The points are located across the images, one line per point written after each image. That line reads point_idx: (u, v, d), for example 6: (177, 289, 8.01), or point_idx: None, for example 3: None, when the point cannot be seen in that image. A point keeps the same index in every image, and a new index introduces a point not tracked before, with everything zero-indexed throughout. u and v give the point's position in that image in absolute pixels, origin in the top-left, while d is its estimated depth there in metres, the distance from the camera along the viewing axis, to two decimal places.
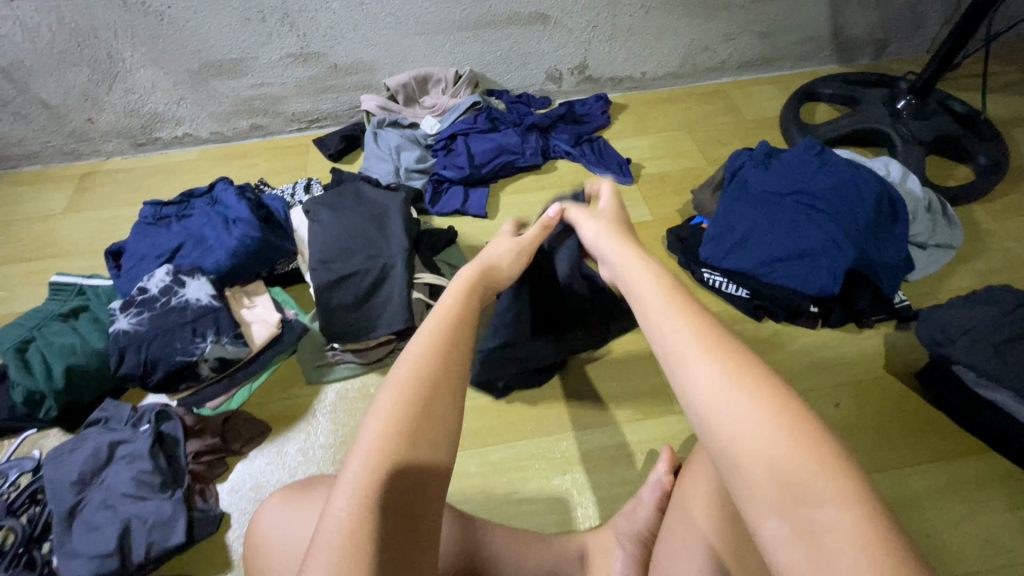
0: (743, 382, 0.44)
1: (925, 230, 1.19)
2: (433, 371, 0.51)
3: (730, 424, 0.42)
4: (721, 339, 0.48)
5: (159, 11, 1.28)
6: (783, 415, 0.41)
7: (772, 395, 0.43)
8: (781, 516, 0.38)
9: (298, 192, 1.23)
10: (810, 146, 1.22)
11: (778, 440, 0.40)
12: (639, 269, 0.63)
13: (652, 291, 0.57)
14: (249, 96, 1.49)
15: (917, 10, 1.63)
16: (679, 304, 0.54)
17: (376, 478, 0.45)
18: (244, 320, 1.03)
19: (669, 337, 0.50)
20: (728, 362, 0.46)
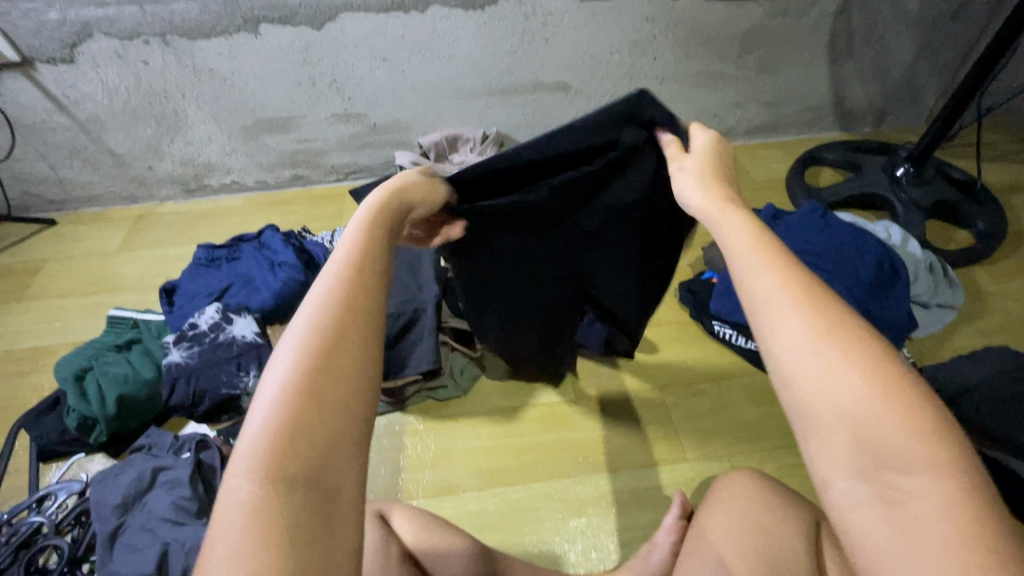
0: (837, 345, 0.42)
1: (926, 290, 1.25)
2: (334, 317, 0.44)
3: (818, 387, 0.42)
4: (815, 292, 0.46)
5: (223, 76, 1.43)
6: (881, 385, 0.40)
7: (865, 358, 0.42)
8: (856, 477, 0.40)
9: (336, 239, 1.34)
10: (814, 209, 1.31)
11: (870, 404, 0.40)
12: (727, 209, 0.54)
13: (740, 237, 0.51)
14: (294, 149, 1.63)
15: (914, 85, 1.75)
16: (770, 254, 0.49)
17: (276, 449, 0.38)
18: None
19: (755, 290, 0.47)
20: (824, 321, 0.44)
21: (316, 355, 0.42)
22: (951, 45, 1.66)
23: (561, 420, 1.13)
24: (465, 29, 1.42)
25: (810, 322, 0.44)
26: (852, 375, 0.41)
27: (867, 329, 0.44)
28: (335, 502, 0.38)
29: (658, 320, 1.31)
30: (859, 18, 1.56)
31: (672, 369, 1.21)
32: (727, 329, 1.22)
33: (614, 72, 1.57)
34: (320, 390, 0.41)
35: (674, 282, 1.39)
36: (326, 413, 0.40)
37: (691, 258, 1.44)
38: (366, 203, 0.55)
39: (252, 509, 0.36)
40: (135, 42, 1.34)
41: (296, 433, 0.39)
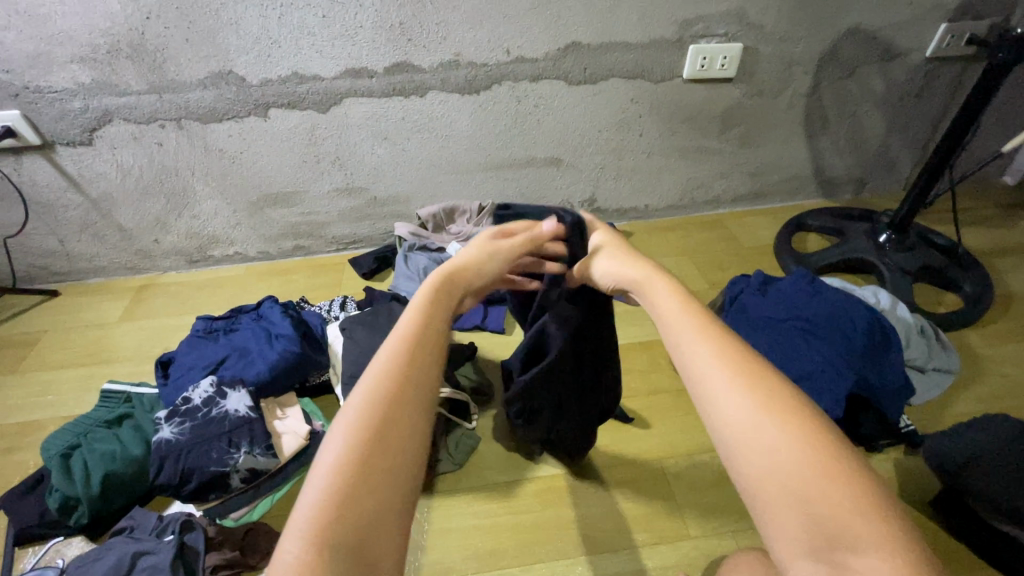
0: (771, 418, 0.46)
1: (921, 354, 1.26)
2: (392, 394, 0.49)
3: (755, 457, 0.44)
4: (750, 365, 0.50)
5: (232, 155, 1.51)
6: (820, 456, 0.43)
7: (799, 431, 0.45)
8: (813, 557, 0.40)
9: (335, 309, 1.37)
10: (802, 276, 1.34)
11: (808, 474, 0.42)
12: (672, 295, 0.62)
13: (683, 317, 0.57)
14: (297, 222, 1.69)
15: (888, 156, 1.85)
16: (708, 331, 0.54)
17: (325, 515, 0.41)
18: (277, 430, 1.09)
19: (695, 366, 0.52)
20: (758, 393, 0.47)
21: (371, 421, 0.47)
22: (919, 120, 1.77)
23: (560, 495, 1.10)
24: (462, 111, 1.52)
25: (751, 394, 0.47)
26: (785, 447, 0.44)
27: (803, 404, 0.47)
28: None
29: (655, 388, 1.30)
30: (830, 97, 1.67)
31: (672, 440, 1.19)
32: None
33: (603, 147, 1.66)
34: (370, 457, 0.45)
35: (670, 348, 1.40)
36: (376, 482, 0.44)
37: None
38: (423, 290, 0.64)
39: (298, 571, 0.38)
40: (152, 126, 1.42)
41: (345, 505, 0.42)
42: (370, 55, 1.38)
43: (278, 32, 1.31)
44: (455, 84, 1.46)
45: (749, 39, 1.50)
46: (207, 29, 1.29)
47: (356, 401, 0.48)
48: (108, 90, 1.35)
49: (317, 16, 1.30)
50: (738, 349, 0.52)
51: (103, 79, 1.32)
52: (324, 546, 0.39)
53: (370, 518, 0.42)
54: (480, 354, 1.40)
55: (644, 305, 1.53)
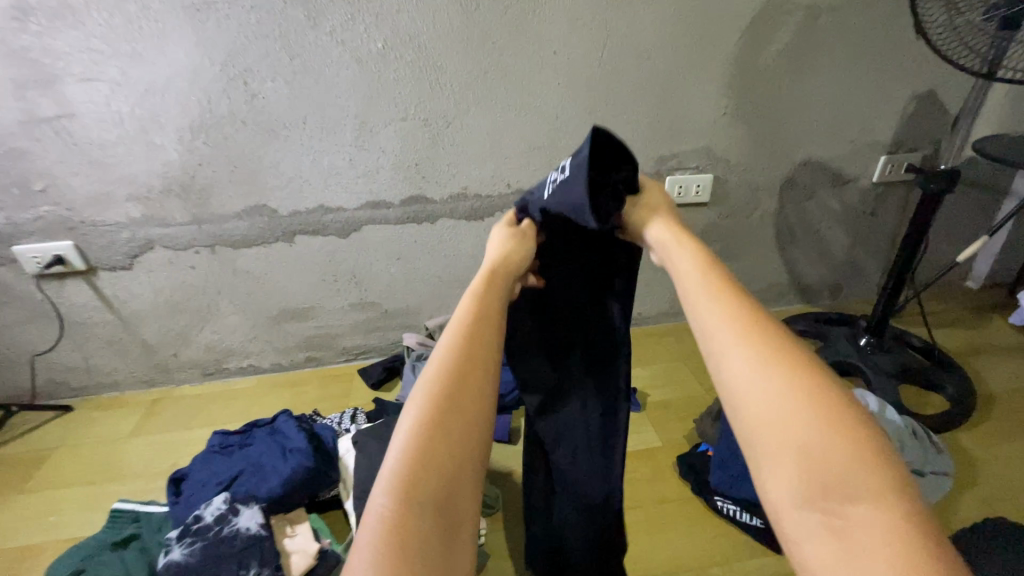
0: (770, 379, 0.54)
1: (916, 458, 1.29)
2: (446, 380, 0.59)
3: (755, 412, 0.53)
4: (763, 331, 0.58)
5: (257, 275, 1.65)
6: (820, 417, 0.50)
7: (793, 386, 0.53)
8: (807, 507, 0.49)
9: (345, 420, 1.40)
10: None
11: (804, 426, 0.51)
12: (681, 258, 0.70)
13: (695, 281, 0.66)
14: (311, 334, 1.78)
15: (857, 265, 2.02)
16: (724, 295, 0.63)
17: (403, 478, 0.52)
18: (284, 552, 1.08)
19: (707, 331, 0.61)
20: (766, 357, 0.56)
21: (431, 412, 0.56)
22: (879, 233, 1.97)
23: None
24: (468, 235, 1.69)
25: (757, 356, 0.56)
26: (784, 403, 0.52)
27: (800, 359, 0.55)
28: (447, 532, 0.52)
29: (660, 497, 1.31)
30: (796, 216, 1.87)
31: (681, 553, 1.18)
32: (730, 505, 1.23)
33: None
34: (430, 447, 0.54)
35: (672, 454, 1.43)
36: (439, 469, 0.53)
37: (685, 430, 1.50)
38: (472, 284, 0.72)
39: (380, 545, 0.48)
40: (188, 252, 1.58)
41: (413, 472, 0.52)
42: (390, 189, 1.58)
43: (310, 173, 1.52)
44: (462, 212, 1.65)
45: (718, 170, 1.73)
46: (249, 173, 1.49)
47: (422, 386, 0.59)
48: (155, 223, 1.51)
49: (345, 159, 1.52)
50: (746, 309, 0.60)
51: (152, 213, 1.50)
52: (403, 503, 0.51)
53: (433, 487, 0.52)
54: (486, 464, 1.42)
55: (645, 411, 1.57)
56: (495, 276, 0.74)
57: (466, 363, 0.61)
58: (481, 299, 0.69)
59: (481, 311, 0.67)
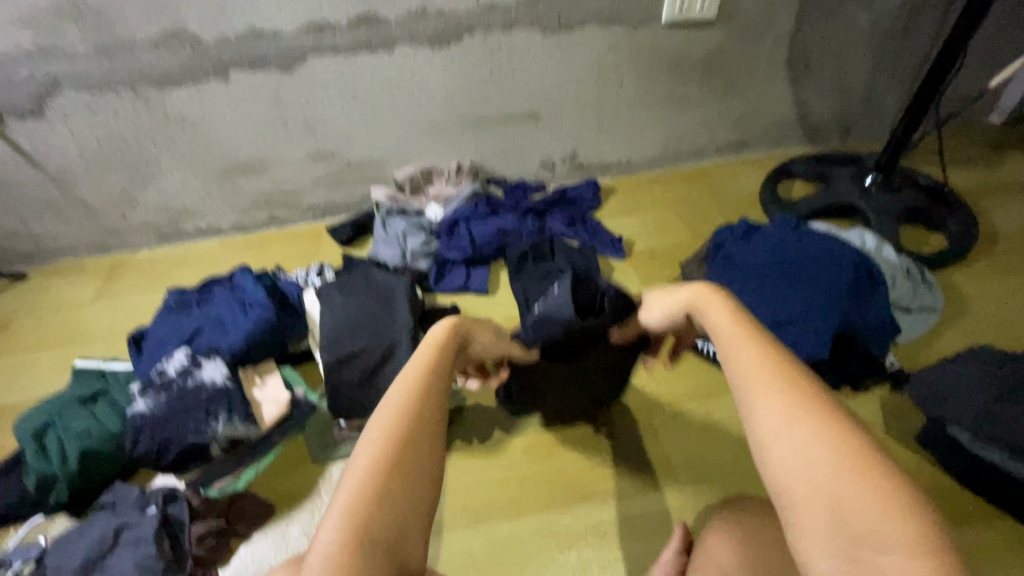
0: (802, 430, 0.52)
1: (905, 294, 1.25)
2: (416, 413, 0.57)
3: (777, 454, 0.52)
4: (786, 370, 0.57)
5: (196, 123, 1.45)
6: (838, 456, 0.50)
7: (818, 430, 0.52)
8: (837, 555, 0.48)
9: (311, 276, 1.33)
10: (787, 222, 1.32)
11: (826, 472, 0.50)
12: (713, 303, 0.69)
13: (725, 330, 0.64)
14: (270, 191, 1.63)
15: (874, 98, 1.80)
16: (747, 336, 0.61)
17: (364, 510, 0.49)
18: (253, 401, 1.05)
19: (738, 374, 0.59)
20: (789, 402, 0.54)
21: (397, 435, 0.54)
22: (904, 59, 1.73)
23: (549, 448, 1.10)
24: (433, 68, 1.46)
25: (780, 398, 0.55)
26: (807, 447, 0.52)
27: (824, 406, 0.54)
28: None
29: None
30: (814, 37, 1.61)
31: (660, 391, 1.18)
32: (711, 346, 1.20)
33: (582, 98, 1.60)
34: (412, 456, 0.54)
35: None
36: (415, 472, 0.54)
37: (669, 278, 1.44)
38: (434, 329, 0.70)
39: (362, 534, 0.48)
40: (106, 93, 1.35)
41: (374, 504, 0.50)
42: (332, 8, 1.31)
43: None
44: (423, 36, 1.39)
45: None
46: None
47: (388, 413, 0.56)
48: (55, 56, 1.27)
49: None
50: (774, 357, 0.58)
51: (48, 43, 1.25)
52: (360, 532, 0.48)
53: (390, 523, 0.50)
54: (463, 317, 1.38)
55: (629, 260, 1.50)
56: (453, 336, 0.70)
57: (443, 386, 0.62)
58: (441, 347, 0.66)
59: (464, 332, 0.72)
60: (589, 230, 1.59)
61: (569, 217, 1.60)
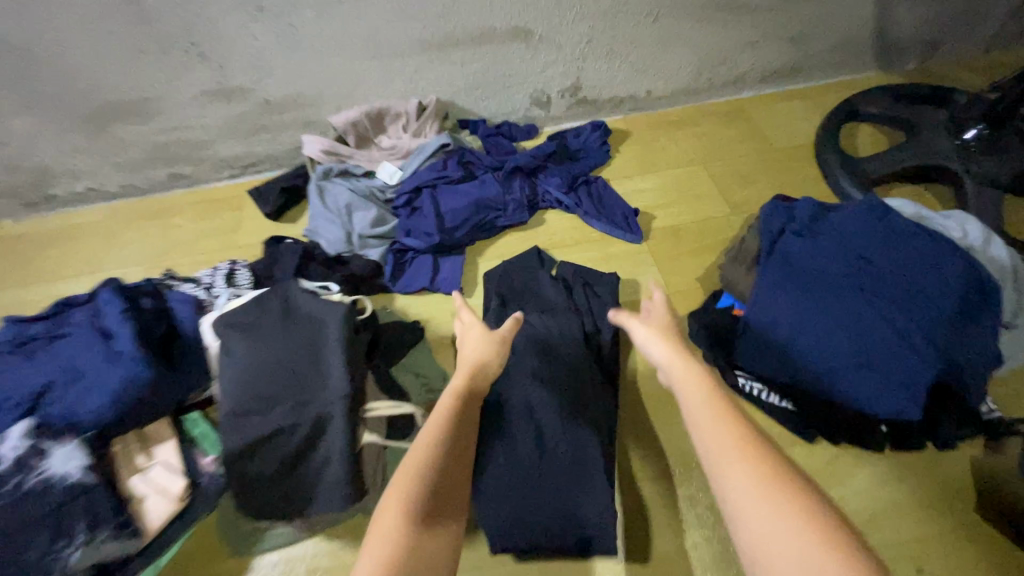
0: (769, 497, 0.47)
1: (1012, 308, 0.93)
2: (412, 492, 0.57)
3: (754, 526, 0.46)
4: (739, 425, 0.54)
5: (23, 45, 0.97)
6: (793, 517, 0.45)
7: (786, 502, 0.47)
8: None
9: (218, 282, 0.98)
10: (872, 206, 0.95)
11: (802, 544, 0.44)
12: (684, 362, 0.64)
13: (688, 386, 0.60)
14: (161, 141, 1.19)
15: (978, 5, 1.34)
16: (708, 395, 0.58)
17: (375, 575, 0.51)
18: (132, 495, 0.76)
19: (698, 437, 0.55)
20: (744, 460, 0.50)
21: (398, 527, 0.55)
22: None
23: None
24: None
25: (739, 458, 0.50)
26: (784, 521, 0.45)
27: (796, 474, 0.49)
28: None
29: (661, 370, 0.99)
30: None
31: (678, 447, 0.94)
32: (752, 382, 0.94)
33: (591, 7, 1.13)
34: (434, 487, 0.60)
35: (681, 307, 1.06)
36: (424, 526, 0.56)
37: (699, 272, 1.10)
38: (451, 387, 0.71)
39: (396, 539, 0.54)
40: None
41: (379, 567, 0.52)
42: None
43: None
44: None
45: None
46: None
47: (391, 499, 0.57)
48: None
49: None
50: (729, 411, 0.56)
51: None
52: None
53: None
54: (430, 330, 1.05)
55: (647, 243, 1.15)
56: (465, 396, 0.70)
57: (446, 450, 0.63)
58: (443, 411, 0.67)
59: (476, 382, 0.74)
60: (596, 199, 1.20)
61: (568, 178, 1.20)
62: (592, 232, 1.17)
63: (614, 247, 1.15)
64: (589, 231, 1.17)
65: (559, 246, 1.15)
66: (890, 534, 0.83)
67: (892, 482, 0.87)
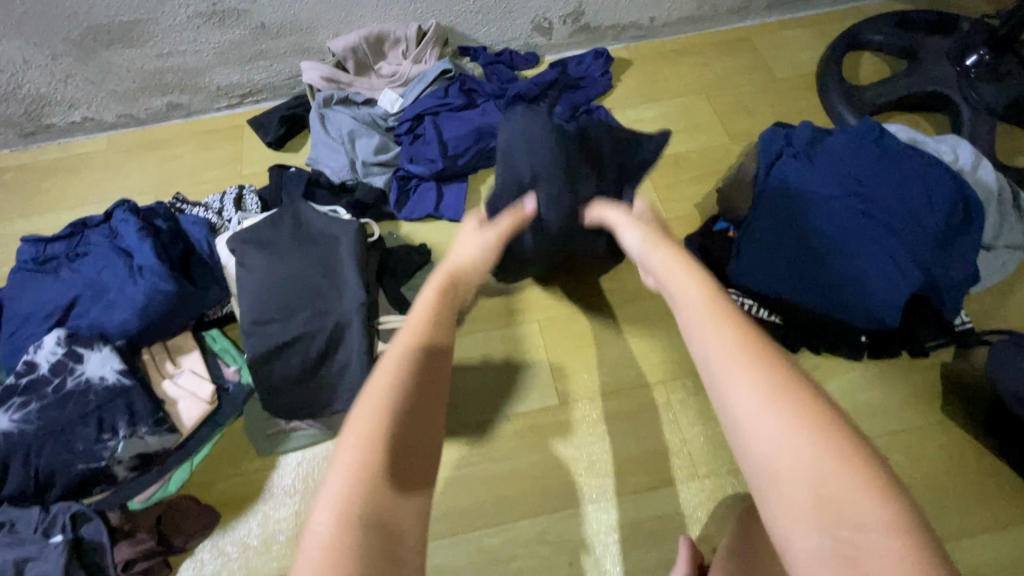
0: (776, 404, 0.42)
1: (993, 227, 0.97)
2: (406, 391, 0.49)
3: (749, 420, 0.42)
4: (759, 345, 0.46)
5: None
6: (800, 416, 0.41)
7: (798, 403, 0.41)
8: (818, 532, 0.37)
9: (227, 206, 1.00)
10: (867, 129, 0.97)
11: (818, 458, 0.39)
12: (685, 278, 0.57)
13: (693, 304, 0.53)
14: (157, 68, 1.17)
15: None
16: (715, 310, 0.51)
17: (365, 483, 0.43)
18: (165, 398, 0.81)
19: (707, 352, 0.48)
20: (770, 377, 0.43)
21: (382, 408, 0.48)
22: None
23: (543, 434, 0.90)
24: None
25: (760, 374, 0.44)
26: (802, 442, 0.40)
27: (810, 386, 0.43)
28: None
29: (657, 290, 1.03)
30: None
31: (678, 355, 0.96)
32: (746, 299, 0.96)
33: None
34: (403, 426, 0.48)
35: (678, 232, 1.09)
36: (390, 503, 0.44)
37: (697, 199, 1.13)
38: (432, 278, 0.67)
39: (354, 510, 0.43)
40: None
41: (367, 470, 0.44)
42: None
43: None
44: None
45: None
46: None
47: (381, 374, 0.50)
48: None
49: None
50: (748, 330, 0.48)
51: None
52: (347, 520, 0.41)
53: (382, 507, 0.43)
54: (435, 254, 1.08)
55: (646, 171, 1.17)
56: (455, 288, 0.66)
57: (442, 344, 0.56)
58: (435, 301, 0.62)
59: (460, 281, 0.69)
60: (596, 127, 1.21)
61: (569, 106, 1.20)
62: None
63: None
64: None
65: None
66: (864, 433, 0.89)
67: (868, 388, 0.92)
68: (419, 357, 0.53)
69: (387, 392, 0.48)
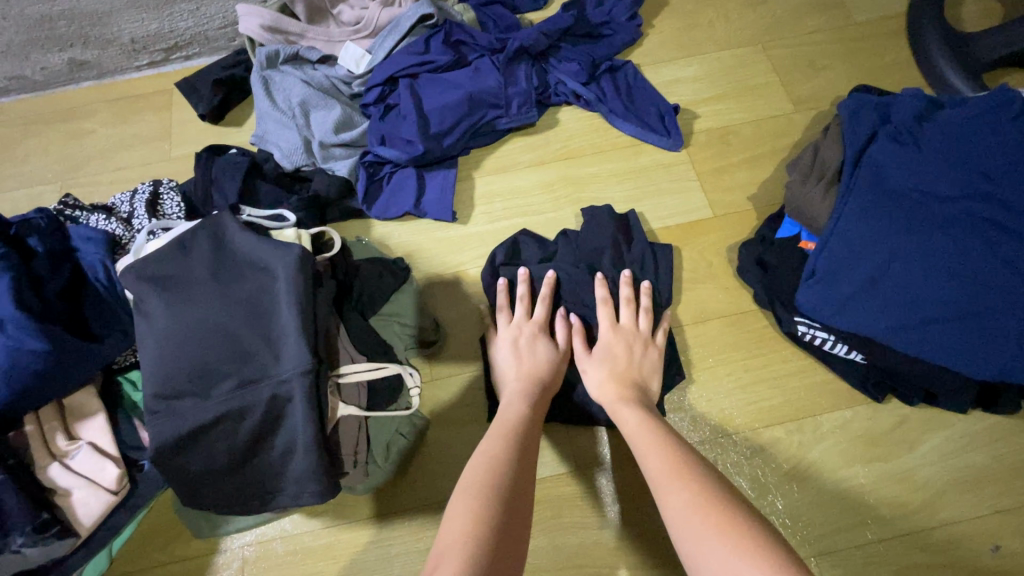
0: (703, 518, 0.46)
1: None
2: (522, 435, 0.60)
3: (679, 530, 0.47)
4: (691, 467, 0.53)
5: None
6: (713, 508, 0.47)
7: (722, 510, 0.47)
8: None
9: (139, 211, 0.76)
10: (1006, 101, 0.70)
11: (736, 553, 0.43)
12: (638, 374, 0.70)
13: (635, 419, 0.62)
14: (45, 14, 0.88)
15: None
16: (661, 433, 0.59)
17: (494, 487, 0.52)
18: (54, 488, 0.61)
19: (649, 467, 0.55)
20: (697, 487, 0.50)
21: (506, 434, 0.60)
22: None
23: (558, 512, 0.72)
24: None
25: (690, 489, 0.50)
26: (733, 559, 0.42)
27: (738, 506, 0.47)
28: None
29: (701, 314, 0.80)
30: None
31: (728, 405, 0.75)
32: (817, 330, 0.75)
33: None
34: (525, 456, 0.58)
35: (728, 235, 0.85)
36: (528, 446, 0.60)
37: (752, 190, 0.88)
38: (511, 384, 0.69)
39: (464, 557, 0.45)
40: None
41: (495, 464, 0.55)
42: None
43: None
44: None
45: None
46: None
47: (515, 412, 0.64)
48: None
49: None
50: (683, 449, 0.56)
51: None
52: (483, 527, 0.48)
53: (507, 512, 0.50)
54: (419, 266, 0.85)
55: (687, 152, 0.91)
56: (540, 390, 0.68)
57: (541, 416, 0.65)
58: (517, 400, 0.66)
59: (543, 388, 0.69)
60: (622, 91, 0.93)
61: (587, 62, 0.92)
62: (617, 136, 0.92)
63: (645, 155, 0.91)
64: (613, 135, 0.92)
65: (575, 155, 0.91)
66: (969, 511, 0.70)
67: (972, 450, 0.72)
68: (520, 400, 0.66)
69: (513, 429, 0.61)
